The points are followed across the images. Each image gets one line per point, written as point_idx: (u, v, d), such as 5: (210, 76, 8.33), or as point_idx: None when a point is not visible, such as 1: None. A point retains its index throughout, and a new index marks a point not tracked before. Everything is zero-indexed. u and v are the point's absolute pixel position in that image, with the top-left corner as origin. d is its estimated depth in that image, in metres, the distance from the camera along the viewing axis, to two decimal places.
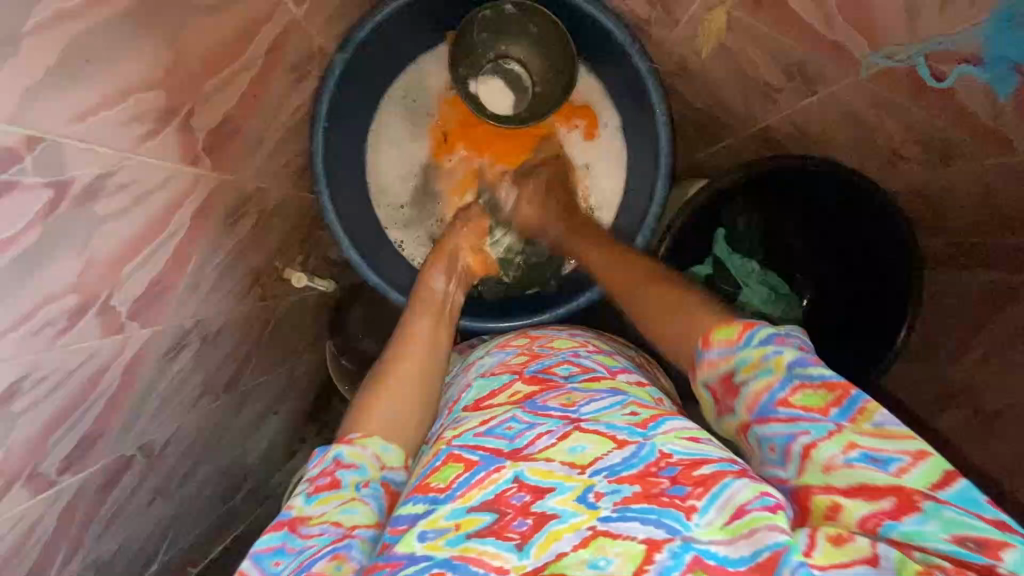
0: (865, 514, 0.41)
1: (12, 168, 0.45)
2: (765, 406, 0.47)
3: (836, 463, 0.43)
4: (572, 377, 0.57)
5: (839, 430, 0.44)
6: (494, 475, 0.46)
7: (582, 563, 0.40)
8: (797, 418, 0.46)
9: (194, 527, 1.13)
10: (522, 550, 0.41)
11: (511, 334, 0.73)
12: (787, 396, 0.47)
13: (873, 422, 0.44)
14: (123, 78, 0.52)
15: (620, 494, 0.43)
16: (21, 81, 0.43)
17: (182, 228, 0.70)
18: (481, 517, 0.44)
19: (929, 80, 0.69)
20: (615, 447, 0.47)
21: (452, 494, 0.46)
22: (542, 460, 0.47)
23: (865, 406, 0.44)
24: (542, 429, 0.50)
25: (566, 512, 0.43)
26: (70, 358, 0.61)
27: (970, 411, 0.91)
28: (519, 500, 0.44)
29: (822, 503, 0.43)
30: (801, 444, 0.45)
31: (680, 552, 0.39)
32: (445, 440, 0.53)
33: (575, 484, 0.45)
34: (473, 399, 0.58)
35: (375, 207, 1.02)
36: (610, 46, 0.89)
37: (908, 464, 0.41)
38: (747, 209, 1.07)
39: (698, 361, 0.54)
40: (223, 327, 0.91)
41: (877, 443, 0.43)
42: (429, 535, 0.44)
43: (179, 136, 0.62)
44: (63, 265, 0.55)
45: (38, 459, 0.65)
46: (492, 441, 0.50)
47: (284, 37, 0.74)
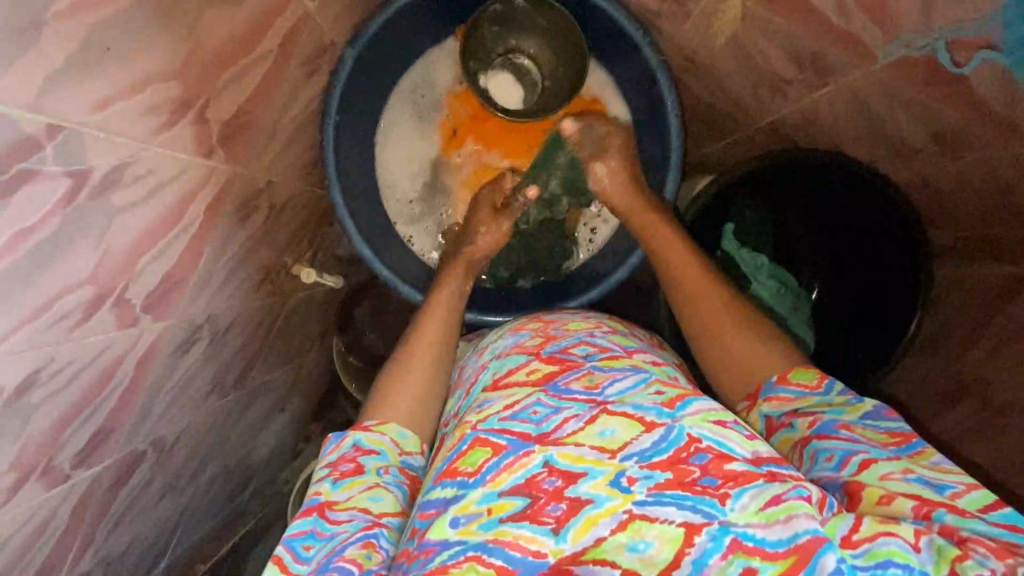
0: (916, 504, 0.43)
1: (33, 156, 0.45)
2: (828, 427, 0.51)
3: (893, 476, 0.46)
4: (591, 357, 0.57)
5: (898, 458, 0.47)
6: (524, 459, 0.46)
7: (621, 547, 0.42)
8: (859, 441, 0.49)
9: (202, 525, 1.13)
10: (559, 534, 0.43)
11: (524, 318, 0.70)
12: (851, 426, 0.51)
13: (931, 461, 0.48)
14: (143, 68, 0.52)
15: (653, 479, 0.44)
16: (44, 69, 0.43)
17: (196, 221, 0.70)
18: (512, 502, 0.45)
19: (948, 65, 0.68)
20: (643, 430, 0.47)
21: (482, 478, 0.46)
22: (572, 445, 0.47)
23: (925, 450, 0.48)
24: (568, 413, 0.49)
25: (600, 496, 0.44)
26: (85, 350, 0.61)
27: (979, 404, 0.91)
28: (551, 485, 0.45)
29: (875, 492, 0.45)
30: (861, 456, 0.48)
31: (719, 534, 0.42)
32: (469, 425, 0.51)
33: (606, 469, 0.45)
34: (493, 379, 0.57)
35: (384, 202, 1.02)
36: (621, 40, 0.89)
37: (960, 491, 0.44)
38: (754, 204, 1.07)
39: (767, 393, 0.57)
40: (233, 322, 0.91)
41: (932, 473, 0.46)
42: (461, 521, 0.44)
43: (194, 128, 0.62)
44: (81, 256, 0.54)
45: (53, 452, 0.65)
46: (518, 424, 0.49)
47: (298, 30, 0.74)
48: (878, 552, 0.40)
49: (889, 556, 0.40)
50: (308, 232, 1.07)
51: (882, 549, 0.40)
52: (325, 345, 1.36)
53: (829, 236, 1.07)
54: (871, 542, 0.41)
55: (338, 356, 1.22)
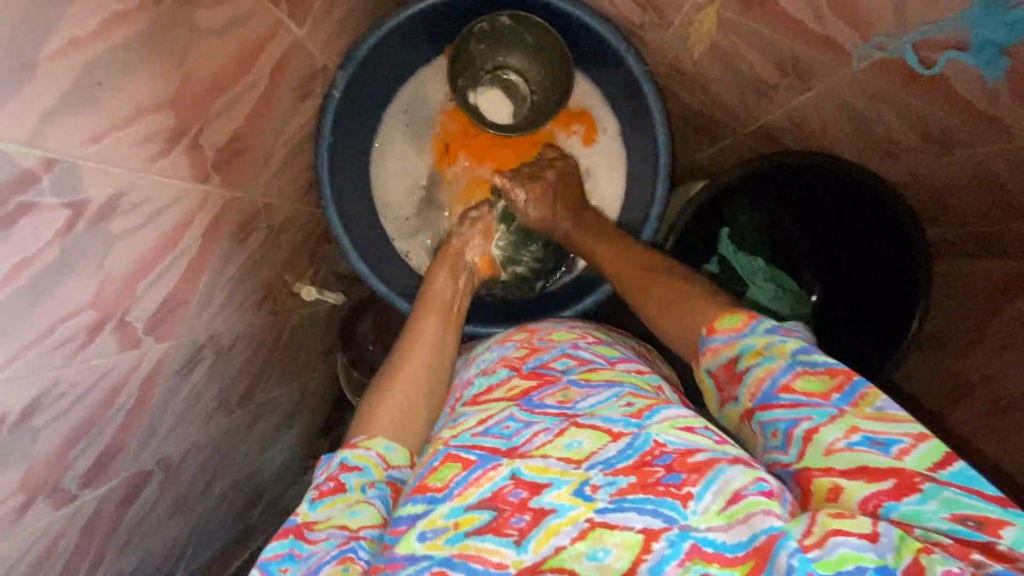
0: (866, 496, 0.41)
1: (31, 189, 0.47)
2: (768, 394, 0.47)
3: (837, 447, 0.43)
4: (570, 371, 0.57)
5: (842, 415, 0.44)
6: (491, 473, 0.48)
7: (580, 556, 0.43)
8: (800, 404, 0.46)
9: (212, 542, 1.14)
10: (521, 545, 0.45)
11: (511, 330, 0.70)
12: (789, 380, 0.47)
13: (874, 406, 0.44)
14: (135, 100, 0.55)
15: (615, 485, 0.46)
16: (39, 105, 0.45)
17: (194, 245, 0.72)
18: (479, 515, 0.46)
19: (917, 67, 0.69)
20: (610, 440, 0.49)
21: (451, 492, 0.48)
22: (538, 458, 0.48)
23: (867, 392, 0.45)
24: (539, 427, 0.51)
25: (563, 506, 0.45)
26: (89, 373, 0.63)
27: (985, 404, 0.89)
28: (516, 497, 0.46)
29: (824, 486, 0.43)
30: (803, 428, 0.45)
31: (677, 540, 0.42)
32: (442, 440, 0.53)
33: (572, 479, 0.47)
34: (473, 396, 0.59)
35: (381, 219, 1.04)
36: (605, 52, 0.91)
37: (908, 446, 0.42)
38: (747, 208, 1.07)
39: (703, 348, 0.55)
40: (235, 341, 0.93)
41: (877, 427, 0.43)
42: (428, 535, 0.46)
43: (189, 154, 0.65)
44: (81, 282, 0.57)
45: (60, 473, 0.67)
46: (489, 440, 0.51)
47: (288, 57, 0.77)
48: (829, 562, 0.39)
49: (840, 564, 0.38)
50: (308, 251, 1.09)
51: (833, 557, 0.39)
52: (330, 361, 1.39)
53: (826, 235, 1.07)
54: (822, 548, 0.39)
55: (343, 370, 1.24)
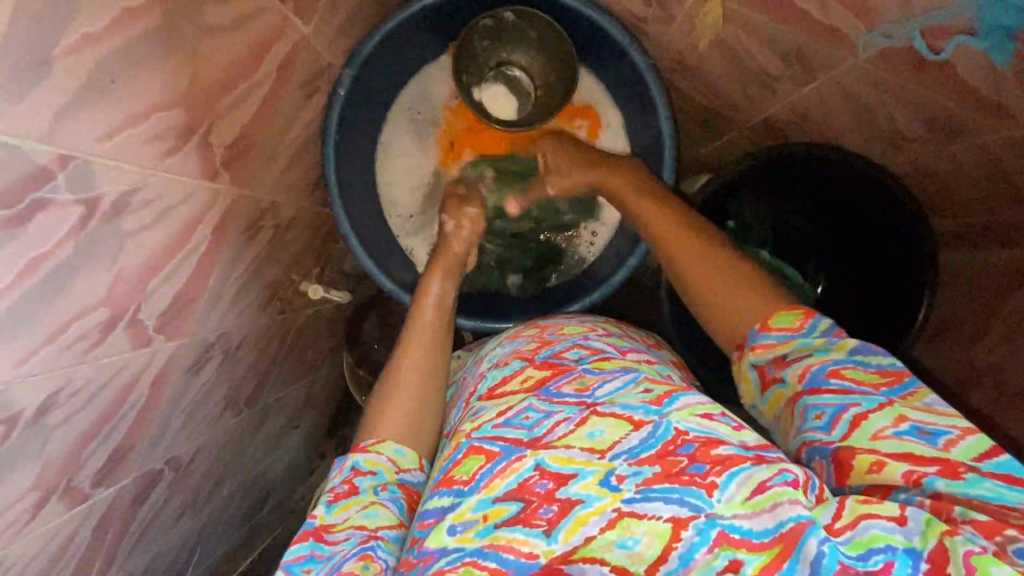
0: (908, 470, 0.42)
1: (45, 186, 0.47)
2: (818, 378, 0.48)
3: (885, 433, 0.44)
4: (583, 360, 0.58)
5: (890, 404, 0.45)
6: (516, 464, 0.48)
7: (610, 545, 0.43)
8: (850, 391, 0.47)
9: (221, 542, 1.14)
10: (550, 535, 0.44)
11: (522, 325, 0.71)
12: (840, 370, 0.48)
13: (924, 402, 0.45)
14: (147, 97, 0.55)
15: (641, 476, 0.45)
16: (54, 101, 0.46)
17: (203, 243, 0.72)
18: (507, 507, 0.46)
19: (925, 52, 0.69)
20: (632, 428, 0.49)
21: (477, 486, 0.48)
22: (562, 448, 0.48)
23: (917, 390, 0.46)
24: (559, 416, 0.51)
25: (590, 496, 0.45)
26: (101, 371, 0.63)
27: (994, 392, 0.88)
28: (543, 488, 0.46)
29: (867, 460, 0.44)
30: (851, 412, 0.45)
31: (705, 527, 0.42)
32: (463, 434, 0.53)
33: (597, 469, 0.47)
34: (487, 389, 0.59)
35: (386, 216, 1.04)
36: (609, 46, 0.91)
37: (955, 437, 0.42)
38: (753, 201, 1.08)
39: (752, 341, 0.54)
40: (243, 340, 0.93)
41: (924, 418, 0.44)
42: (458, 528, 0.46)
43: (199, 152, 0.65)
44: (95, 280, 0.57)
45: (73, 472, 0.67)
46: (510, 431, 0.50)
47: (294, 54, 0.77)
48: (861, 543, 0.40)
49: (870, 544, 0.40)
50: (314, 250, 1.10)
51: (864, 537, 0.40)
52: (336, 361, 1.39)
53: (834, 226, 1.07)
54: (853, 529, 0.40)
55: (349, 369, 1.25)
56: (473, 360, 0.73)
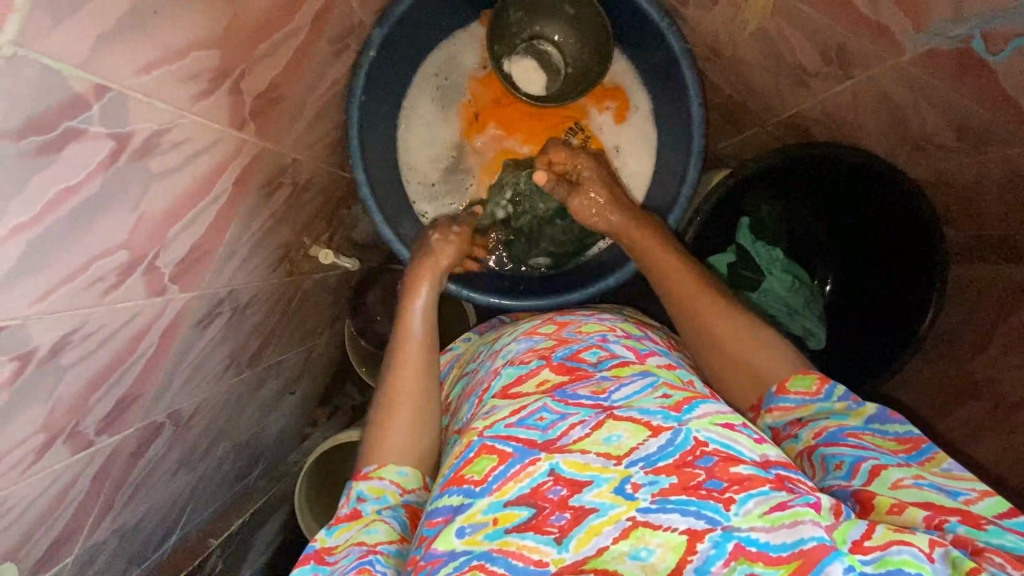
0: (929, 515, 0.45)
1: (80, 116, 0.46)
2: (836, 434, 0.54)
3: (904, 482, 0.48)
4: (602, 365, 0.58)
5: (908, 465, 0.50)
6: (530, 468, 0.48)
7: (623, 555, 0.44)
8: (868, 448, 0.52)
9: (212, 501, 1.14)
10: (562, 543, 0.45)
11: (538, 320, 0.71)
12: (859, 433, 0.54)
13: (942, 467, 0.50)
14: (186, 35, 0.53)
15: (657, 485, 0.46)
16: (95, 27, 0.44)
17: (224, 195, 0.70)
18: (518, 512, 0.46)
19: (985, 55, 0.68)
20: (650, 435, 0.49)
21: (488, 487, 0.48)
22: (578, 453, 0.49)
23: (934, 455, 0.51)
24: (574, 419, 0.51)
25: (604, 505, 0.46)
26: (117, 316, 0.62)
27: (990, 404, 0.92)
28: (556, 494, 0.47)
29: (886, 502, 0.47)
30: (870, 463, 0.50)
31: (722, 540, 0.43)
32: (476, 431, 0.53)
33: (612, 476, 0.47)
34: (502, 388, 0.59)
35: (404, 183, 1.02)
36: (645, 28, 0.90)
37: (973, 497, 0.47)
38: (771, 198, 1.07)
39: (769, 403, 0.60)
40: (252, 299, 0.92)
41: (944, 480, 0.48)
42: (467, 530, 0.46)
43: (229, 99, 0.63)
44: (118, 220, 0.55)
45: (80, 416, 0.66)
46: (524, 432, 0.51)
47: (328, 8, 0.74)
48: (890, 560, 0.41)
49: (901, 564, 0.40)
50: (326, 214, 1.08)
51: (895, 558, 0.41)
52: (336, 329, 1.38)
53: (851, 228, 1.08)
54: (884, 550, 0.41)
55: (350, 339, 1.27)
56: (487, 351, 0.72)
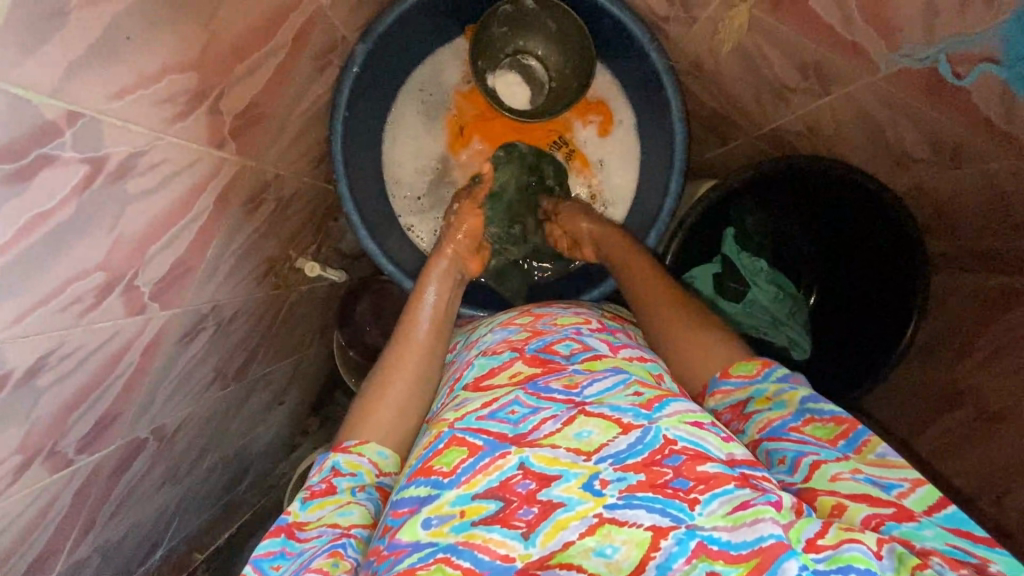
0: (868, 513, 0.45)
1: (52, 142, 0.46)
2: (778, 429, 0.54)
3: (842, 477, 0.48)
4: (574, 358, 0.58)
5: (846, 458, 0.50)
6: (499, 461, 0.47)
7: (588, 551, 0.43)
8: (808, 441, 0.52)
9: (198, 515, 1.13)
10: (528, 538, 0.44)
11: (515, 310, 0.70)
12: (799, 425, 0.53)
13: (876, 453, 0.50)
14: (161, 58, 0.53)
15: (625, 482, 0.45)
16: (67, 55, 0.44)
17: (204, 212, 0.70)
18: (485, 505, 0.45)
19: (949, 77, 0.69)
20: (620, 432, 0.49)
21: (457, 479, 0.47)
22: (547, 447, 0.48)
23: (869, 440, 0.51)
24: (546, 413, 0.51)
25: (572, 500, 0.45)
26: (95, 336, 0.61)
27: (973, 412, 0.92)
28: (525, 488, 0.46)
29: (828, 503, 0.47)
30: (810, 458, 0.50)
31: (685, 538, 0.42)
32: (446, 423, 0.53)
33: (580, 472, 0.46)
34: (474, 379, 0.58)
35: (390, 197, 1.03)
36: (628, 45, 0.91)
37: (906, 490, 0.47)
38: (755, 209, 1.08)
39: (713, 388, 0.60)
40: (237, 313, 0.92)
41: (878, 471, 0.49)
42: (433, 522, 0.46)
43: (208, 118, 0.63)
44: (94, 242, 0.55)
45: (59, 436, 0.65)
46: (495, 425, 0.51)
47: (309, 26, 0.75)
48: (841, 558, 0.41)
49: (851, 561, 0.41)
50: (312, 227, 1.08)
51: (845, 555, 0.41)
52: (324, 338, 1.38)
53: (833, 236, 1.08)
54: (836, 548, 0.41)
55: (338, 349, 1.27)
56: (463, 342, 0.73)
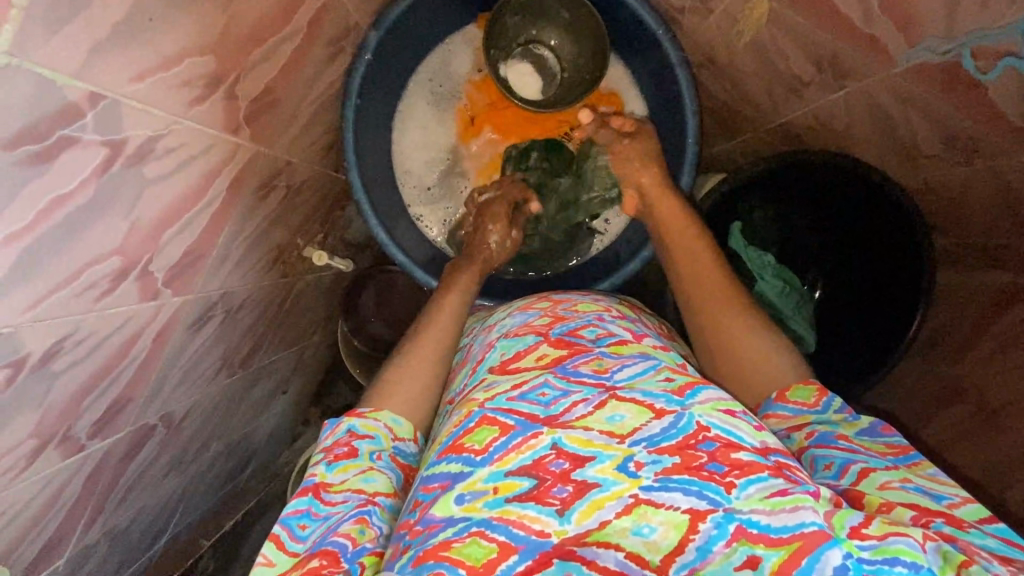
0: (915, 514, 0.46)
1: (74, 124, 0.45)
2: (826, 437, 0.55)
3: (892, 485, 0.49)
4: (600, 342, 0.58)
5: (895, 468, 0.51)
6: (532, 441, 0.48)
7: (625, 530, 0.44)
8: (857, 451, 0.53)
9: (203, 502, 1.14)
10: (563, 515, 0.44)
11: (532, 297, 0.71)
12: (847, 436, 0.55)
13: (927, 471, 0.51)
14: (180, 41, 0.52)
15: (660, 465, 0.46)
16: (90, 36, 0.43)
17: (218, 198, 0.70)
18: (519, 482, 0.46)
19: (974, 72, 0.69)
20: (653, 416, 0.49)
21: (489, 457, 0.48)
22: (581, 429, 0.48)
23: (920, 461, 0.52)
24: (577, 397, 0.51)
25: (606, 480, 0.45)
26: (109, 321, 0.61)
27: (973, 407, 0.93)
28: (558, 467, 0.46)
29: (875, 501, 0.48)
30: (859, 466, 0.51)
31: (723, 521, 0.43)
32: (475, 402, 0.53)
33: (615, 454, 0.47)
34: (501, 361, 0.58)
35: (399, 186, 1.02)
36: (642, 36, 0.91)
37: (956, 502, 0.47)
38: (763, 203, 1.09)
39: (767, 410, 0.61)
40: (245, 300, 0.91)
41: (928, 483, 0.49)
42: (466, 497, 0.46)
43: (224, 103, 0.63)
44: (112, 226, 0.55)
45: (72, 421, 0.65)
46: (526, 405, 0.51)
47: (324, 12, 0.74)
48: (886, 549, 0.41)
49: (896, 554, 0.40)
50: (319, 215, 1.08)
51: (891, 547, 0.41)
52: (328, 328, 1.38)
53: (844, 233, 1.08)
54: (883, 539, 0.41)
55: (342, 338, 1.27)
56: (481, 326, 0.73)
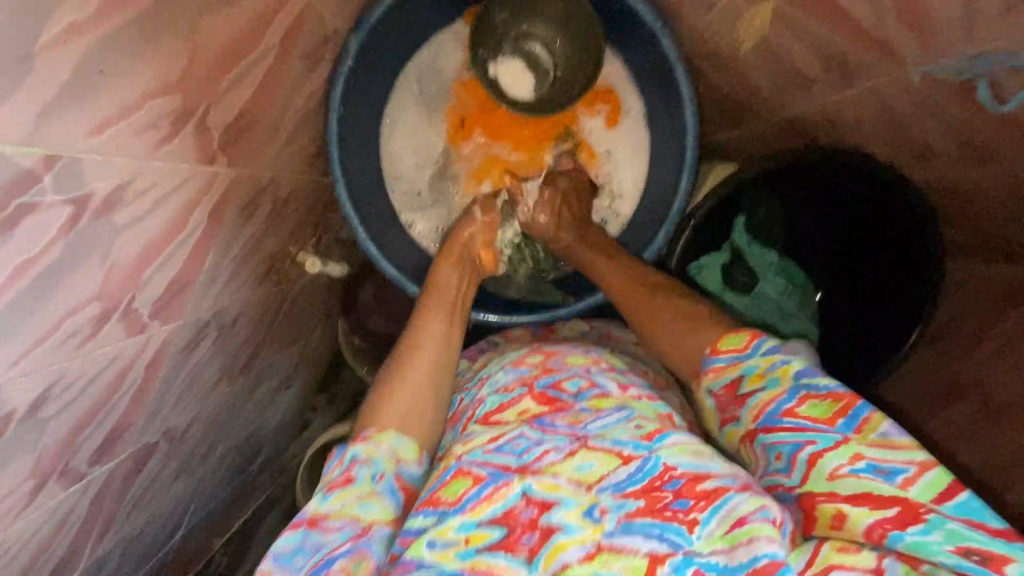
0: (871, 526, 0.47)
1: (32, 189, 0.43)
2: (772, 416, 0.55)
3: (841, 471, 0.49)
4: (581, 395, 0.57)
5: (845, 442, 0.50)
6: (503, 490, 0.48)
7: None
8: (805, 427, 0.53)
9: (214, 499, 1.17)
10: (532, 563, 0.45)
11: (521, 347, 0.68)
12: (793, 405, 0.54)
13: (878, 432, 0.50)
14: (140, 85, 0.50)
15: (624, 508, 0.46)
16: (37, 100, 0.41)
17: (199, 227, 0.68)
18: (490, 532, 0.46)
19: (990, 102, 0.67)
20: (621, 462, 0.49)
21: (463, 507, 0.48)
22: (549, 475, 0.48)
23: (869, 419, 0.51)
24: (548, 446, 0.51)
25: (571, 526, 0.45)
26: (96, 361, 0.61)
27: (977, 403, 0.92)
28: (529, 515, 0.47)
29: (828, 513, 0.49)
30: (806, 452, 0.51)
31: (682, 565, 0.43)
32: (453, 454, 0.53)
33: (581, 499, 0.47)
34: (483, 414, 0.58)
35: (390, 193, 0.99)
36: (637, 29, 0.85)
37: (912, 476, 0.47)
38: (771, 200, 1.04)
39: (706, 367, 0.63)
40: (239, 314, 0.91)
41: (881, 455, 0.49)
42: (439, 544, 0.46)
43: (195, 137, 0.60)
44: (87, 276, 0.54)
45: (70, 456, 0.66)
46: (500, 457, 0.51)
47: (297, 24, 0.70)
48: None
49: None
50: (311, 220, 1.06)
51: None
52: (329, 323, 1.38)
53: (851, 230, 1.04)
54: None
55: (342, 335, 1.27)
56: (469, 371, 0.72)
